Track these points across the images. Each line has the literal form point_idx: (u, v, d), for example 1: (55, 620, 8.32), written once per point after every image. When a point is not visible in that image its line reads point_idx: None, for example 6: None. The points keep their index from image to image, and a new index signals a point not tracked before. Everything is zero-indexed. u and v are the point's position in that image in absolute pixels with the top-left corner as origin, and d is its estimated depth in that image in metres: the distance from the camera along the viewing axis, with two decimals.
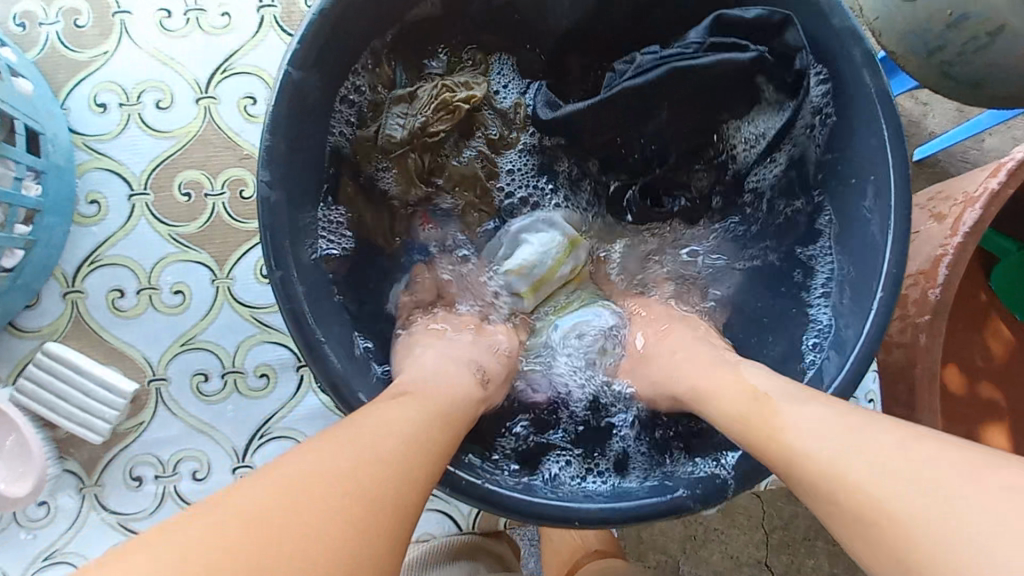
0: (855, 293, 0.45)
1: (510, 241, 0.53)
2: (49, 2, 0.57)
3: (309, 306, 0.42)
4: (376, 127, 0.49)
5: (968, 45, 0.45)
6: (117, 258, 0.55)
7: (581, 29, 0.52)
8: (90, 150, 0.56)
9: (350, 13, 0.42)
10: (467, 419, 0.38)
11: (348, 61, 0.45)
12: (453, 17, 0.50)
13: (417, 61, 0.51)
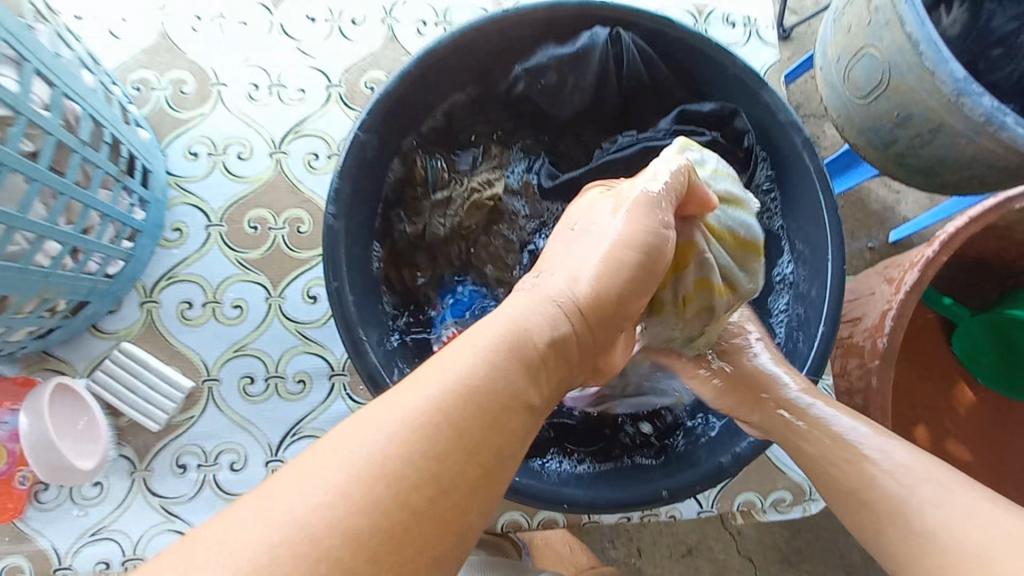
0: (805, 326, 0.57)
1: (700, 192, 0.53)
2: (161, 73, 0.71)
3: (357, 315, 0.52)
4: (423, 224, 0.63)
5: (918, 140, 0.71)
6: (190, 275, 0.67)
7: (584, 115, 0.66)
8: (180, 189, 0.68)
9: (406, 96, 0.57)
10: (504, 390, 0.36)
11: (399, 129, 0.59)
12: (480, 104, 0.65)
13: (450, 147, 0.65)
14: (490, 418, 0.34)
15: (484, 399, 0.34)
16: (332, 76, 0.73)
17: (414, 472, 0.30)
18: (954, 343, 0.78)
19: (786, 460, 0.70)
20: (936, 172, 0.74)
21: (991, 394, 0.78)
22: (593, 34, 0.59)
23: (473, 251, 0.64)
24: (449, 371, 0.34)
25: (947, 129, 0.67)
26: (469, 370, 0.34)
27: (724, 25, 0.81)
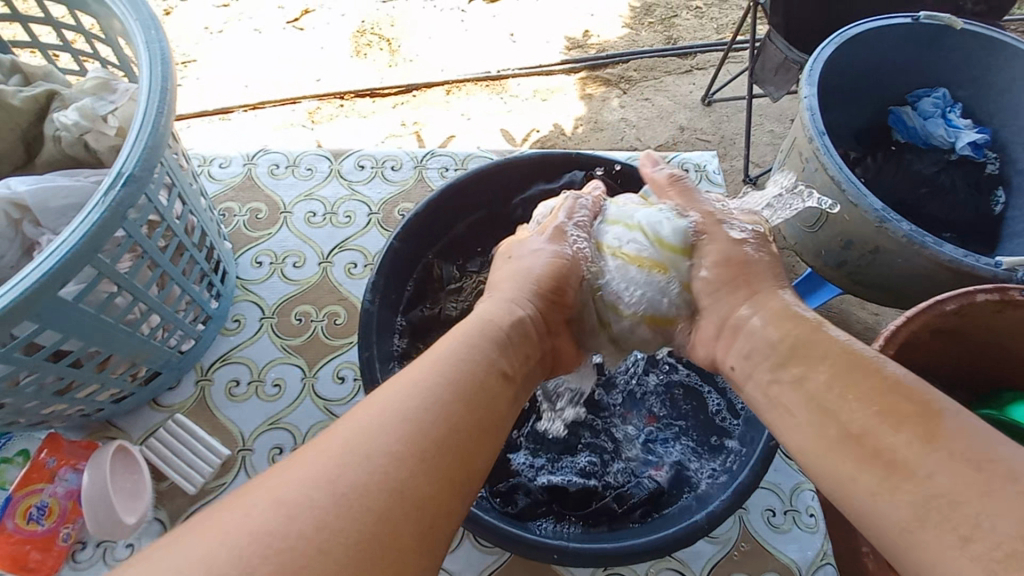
0: (753, 429, 0.71)
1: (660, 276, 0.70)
2: (243, 204, 0.92)
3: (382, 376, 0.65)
4: (438, 310, 0.79)
5: (861, 260, 1.12)
6: (243, 357, 0.80)
7: None
8: (244, 289, 0.85)
9: (429, 217, 0.76)
10: (477, 382, 0.51)
11: (426, 241, 0.77)
12: (489, 224, 0.84)
13: (463, 258, 0.83)
14: (468, 407, 0.49)
15: (470, 371, 0.51)
16: (374, 207, 0.93)
17: (434, 421, 0.46)
18: None
19: (773, 542, 0.77)
20: (886, 292, 1.14)
21: None
22: (573, 174, 0.82)
23: None
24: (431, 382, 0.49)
25: (882, 250, 1.06)
26: (460, 357, 0.53)
27: (681, 170, 1.03)
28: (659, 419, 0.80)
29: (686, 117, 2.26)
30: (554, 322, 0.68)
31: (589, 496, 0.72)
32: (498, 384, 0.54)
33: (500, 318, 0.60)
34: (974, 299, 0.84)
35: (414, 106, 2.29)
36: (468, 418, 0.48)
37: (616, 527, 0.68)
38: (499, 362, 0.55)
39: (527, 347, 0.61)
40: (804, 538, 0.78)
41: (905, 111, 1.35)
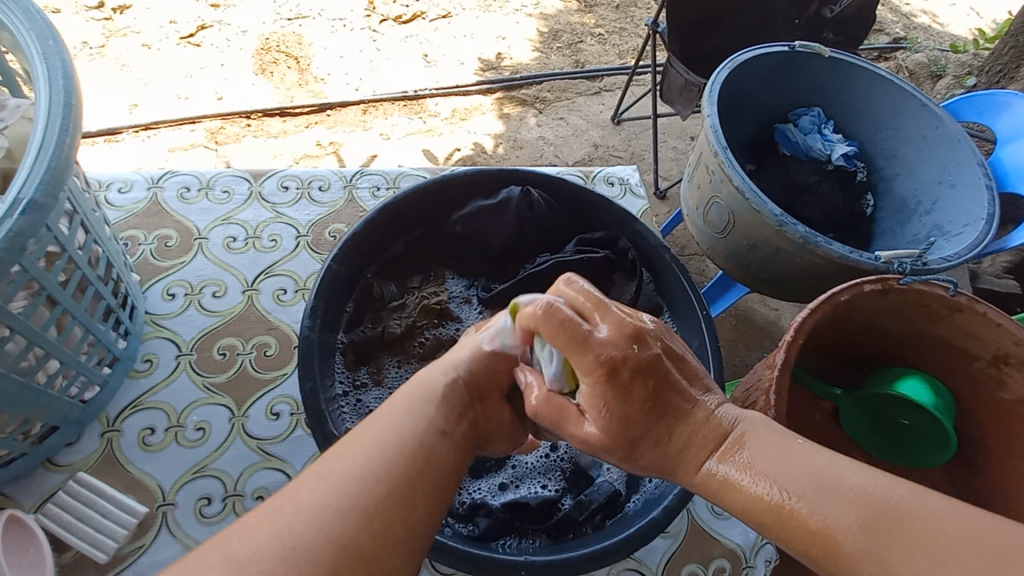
0: None
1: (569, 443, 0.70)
2: (148, 234, 1.09)
3: (323, 408, 0.65)
4: (381, 327, 0.79)
5: (766, 257, 1.24)
6: (157, 401, 0.95)
7: (508, 244, 0.86)
8: (154, 324, 1.01)
9: (363, 241, 0.76)
10: (415, 463, 0.56)
11: (361, 263, 0.77)
12: (427, 238, 0.85)
13: (403, 278, 0.84)
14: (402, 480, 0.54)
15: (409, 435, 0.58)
16: (302, 228, 1.13)
17: (371, 483, 0.52)
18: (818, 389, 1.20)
19: (718, 528, 0.85)
20: (793, 289, 1.27)
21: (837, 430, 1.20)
22: (511, 190, 0.82)
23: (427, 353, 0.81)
24: (372, 473, 0.53)
25: (782, 250, 1.18)
26: (404, 414, 0.60)
27: (606, 184, 1.09)
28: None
29: (599, 135, 2.40)
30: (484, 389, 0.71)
31: (551, 509, 0.74)
32: (434, 447, 0.59)
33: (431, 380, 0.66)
34: (861, 288, 1.02)
35: (329, 126, 2.22)
36: (404, 477, 0.54)
37: (577, 531, 0.71)
38: (432, 426, 0.60)
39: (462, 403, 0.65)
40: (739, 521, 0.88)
41: (788, 128, 1.53)
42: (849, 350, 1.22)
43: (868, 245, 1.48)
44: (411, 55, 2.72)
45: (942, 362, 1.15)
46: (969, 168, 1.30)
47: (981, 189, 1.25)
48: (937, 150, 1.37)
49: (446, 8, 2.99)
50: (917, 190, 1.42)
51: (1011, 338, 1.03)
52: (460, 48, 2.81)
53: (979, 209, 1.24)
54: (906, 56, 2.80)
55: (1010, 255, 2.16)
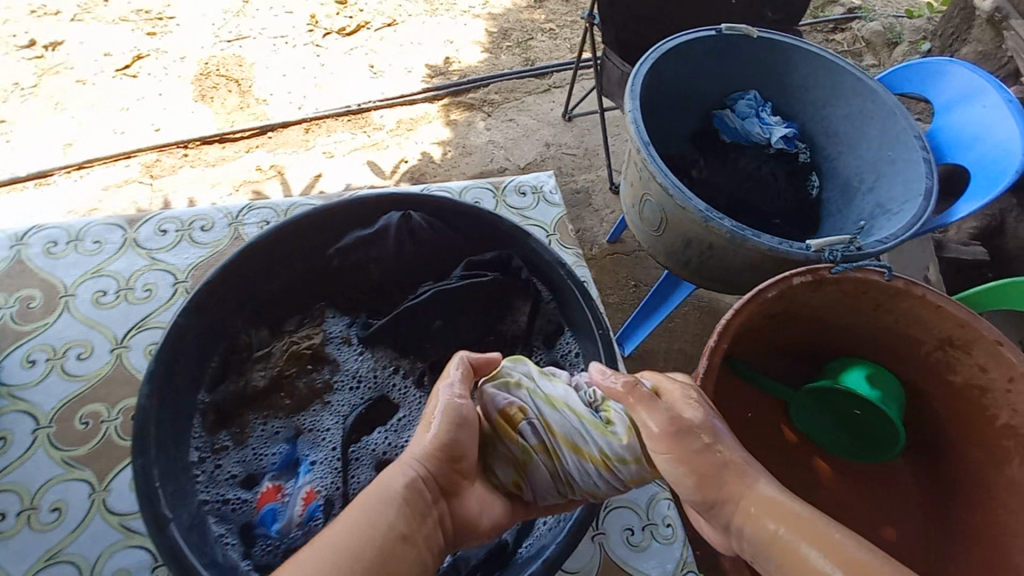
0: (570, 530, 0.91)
1: (586, 466, 0.85)
2: (12, 298, 1.24)
3: (157, 468, 0.80)
4: (248, 378, 0.95)
5: (703, 253, 1.19)
6: (10, 484, 1.05)
7: (385, 281, 1.04)
8: (11, 396, 1.13)
9: (214, 301, 0.94)
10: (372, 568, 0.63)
11: (213, 323, 0.94)
12: (296, 290, 1.04)
13: (272, 331, 1.01)
14: None
15: (370, 549, 0.64)
16: (179, 273, 1.29)
17: None
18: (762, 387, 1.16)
19: (633, 554, 1.03)
20: (732, 284, 1.23)
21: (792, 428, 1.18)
22: (389, 216, 1.01)
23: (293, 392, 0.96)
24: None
25: (715, 246, 1.14)
26: (370, 522, 0.67)
27: (518, 194, 1.03)
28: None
29: (551, 134, 2.34)
30: (448, 480, 0.77)
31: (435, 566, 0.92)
32: (397, 552, 0.66)
33: (391, 482, 0.71)
34: (791, 282, 0.98)
35: (271, 148, 2.15)
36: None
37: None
38: (394, 532, 0.67)
39: (426, 504, 0.72)
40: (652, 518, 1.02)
41: (725, 114, 1.48)
42: (799, 347, 1.18)
43: (816, 227, 1.41)
44: (355, 66, 2.65)
45: (889, 349, 1.12)
46: (907, 142, 1.25)
47: (920, 162, 1.21)
48: (876, 126, 1.32)
49: (391, 17, 2.93)
50: (859, 168, 1.37)
51: (951, 321, 1.01)
52: (404, 55, 2.74)
53: (918, 184, 1.19)
54: (861, 25, 2.73)
55: (974, 220, 2.14)
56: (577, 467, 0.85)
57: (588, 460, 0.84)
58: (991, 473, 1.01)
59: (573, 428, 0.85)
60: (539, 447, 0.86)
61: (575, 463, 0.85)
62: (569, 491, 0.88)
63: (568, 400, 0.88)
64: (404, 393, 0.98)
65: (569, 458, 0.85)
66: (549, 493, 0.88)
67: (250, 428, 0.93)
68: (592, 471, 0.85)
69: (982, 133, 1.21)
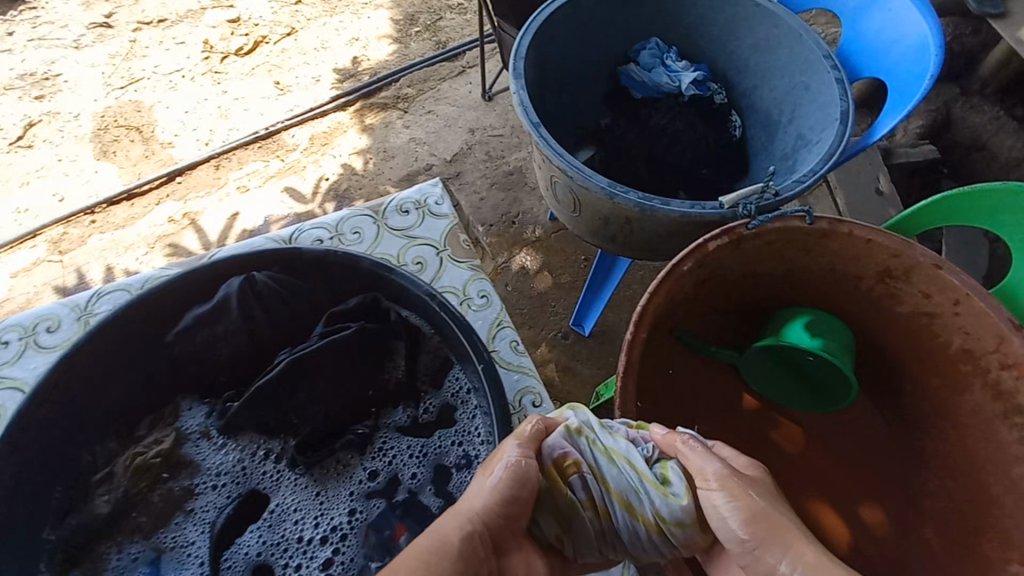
0: None
1: (641, 531, 0.72)
2: None
3: None
4: (98, 498, 0.87)
5: (622, 228, 1.11)
6: None
7: (244, 354, 0.96)
8: None
9: (42, 424, 0.85)
10: None
11: (47, 449, 0.85)
12: (147, 384, 0.96)
13: (125, 438, 0.93)
14: None
15: None
16: (23, 387, 1.07)
17: None
18: (702, 354, 1.12)
19: None
20: (655, 252, 1.17)
21: (753, 389, 1.14)
22: (228, 285, 0.92)
23: (154, 506, 0.89)
24: None
25: (630, 218, 1.06)
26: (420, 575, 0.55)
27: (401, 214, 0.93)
28: (401, 520, 0.89)
29: (474, 117, 2.22)
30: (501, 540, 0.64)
31: None
32: None
33: (446, 531, 0.60)
34: (705, 249, 0.91)
35: (182, 196, 2.04)
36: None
37: None
38: None
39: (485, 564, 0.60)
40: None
41: (630, 69, 1.37)
42: (737, 307, 1.12)
43: (746, 171, 1.34)
44: (259, 86, 2.49)
45: (829, 293, 1.06)
46: (818, 64, 1.16)
47: (832, 84, 1.11)
48: (783, 51, 1.23)
49: (289, 24, 2.72)
50: (776, 99, 1.28)
51: (885, 253, 0.93)
52: (309, 62, 2.57)
53: (834, 108, 1.10)
54: None
55: (919, 119, 2.06)
56: (630, 532, 0.72)
57: (644, 525, 0.72)
58: (951, 402, 0.98)
59: (627, 487, 0.73)
60: (590, 506, 0.73)
61: (626, 526, 0.72)
62: (615, 553, 0.75)
63: (628, 454, 0.76)
64: (278, 480, 0.93)
65: (622, 519, 0.72)
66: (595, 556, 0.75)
67: (108, 557, 0.86)
68: (647, 533, 0.72)
69: (893, 38, 1.13)
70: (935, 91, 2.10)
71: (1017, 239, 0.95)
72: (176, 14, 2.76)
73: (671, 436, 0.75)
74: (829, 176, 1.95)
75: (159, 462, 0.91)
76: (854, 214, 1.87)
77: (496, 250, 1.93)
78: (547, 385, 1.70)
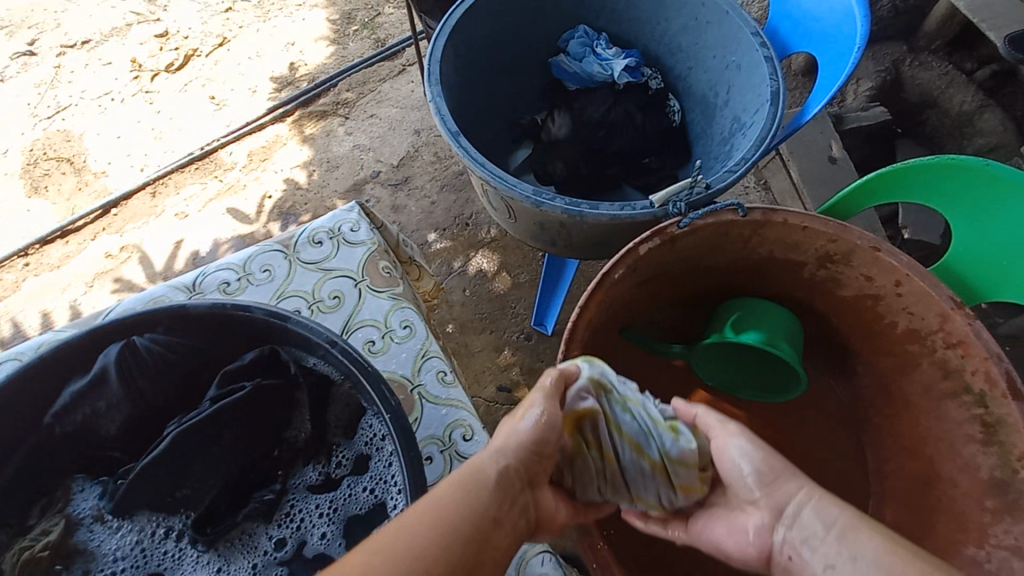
0: None
1: (646, 475, 0.69)
2: None
3: None
4: None
5: (558, 233, 1.07)
6: None
7: None
8: None
9: None
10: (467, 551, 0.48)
11: None
12: None
13: None
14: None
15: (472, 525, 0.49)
16: None
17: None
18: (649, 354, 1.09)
19: None
20: (595, 253, 1.13)
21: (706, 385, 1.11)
22: None
23: None
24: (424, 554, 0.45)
25: (563, 223, 1.01)
26: (460, 503, 0.50)
27: (313, 245, 0.88)
28: None
29: (419, 118, 2.14)
30: (535, 474, 0.59)
31: None
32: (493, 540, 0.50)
33: (483, 476, 0.54)
34: (637, 253, 0.86)
35: (119, 229, 1.95)
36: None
37: None
38: (487, 521, 0.51)
39: (524, 494, 0.56)
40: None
41: (560, 60, 1.32)
42: (682, 304, 1.09)
43: (689, 155, 1.30)
44: (193, 103, 2.37)
45: (771, 282, 1.03)
46: (746, 41, 1.11)
47: (762, 63, 1.07)
48: (711, 30, 1.18)
49: (220, 34, 2.59)
50: (711, 81, 1.23)
51: (823, 238, 0.88)
52: (244, 73, 2.46)
53: (764, 88, 1.06)
54: None
55: (869, 81, 2.02)
56: (634, 477, 0.69)
57: (650, 471, 0.69)
58: (901, 383, 0.96)
59: (645, 431, 0.69)
60: (602, 449, 0.68)
61: (636, 468, 0.68)
62: (615, 498, 0.71)
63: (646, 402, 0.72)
64: (179, 557, 0.65)
65: (634, 461, 0.68)
66: (594, 497, 0.70)
67: None
68: (655, 476, 0.69)
69: (819, 13, 1.09)
70: (883, 51, 2.07)
71: (959, 212, 0.93)
72: (100, 34, 2.61)
73: (687, 405, 0.75)
74: (782, 148, 1.92)
75: (49, 555, 0.64)
76: (809, 184, 1.84)
77: (450, 255, 1.88)
78: (512, 391, 1.66)
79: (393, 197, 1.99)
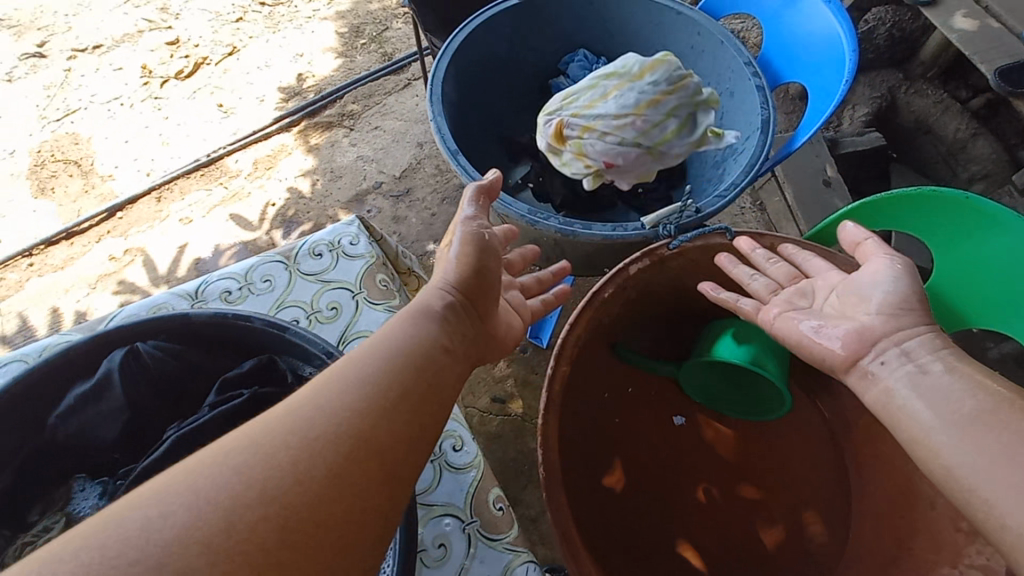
0: None
1: (638, 105, 1.10)
2: None
3: None
4: None
5: (552, 250, 1.10)
6: None
7: None
8: None
9: None
10: (420, 365, 0.55)
11: None
12: None
13: None
14: (426, 394, 0.53)
15: (418, 346, 0.56)
16: None
17: (376, 395, 0.49)
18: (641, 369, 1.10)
19: None
20: (590, 270, 1.16)
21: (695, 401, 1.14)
22: None
23: None
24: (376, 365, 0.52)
25: (557, 242, 1.05)
26: (408, 329, 0.58)
27: (313, 257, 0.91)
28: None
29: (422, 131, 2.19)
30: (480, 307, 0.69)
31: None
32: (442, 361, 0.57)
33: (430, 303, 0.63)
34: (627, 273, 0.89)
35: (124, 231, 1.98)
36: (417, 387, 0.52)
37: None
38: (433, 339, 0.58)
39: (465, 321, 0.65)
40: (491, 556, 0.74)
41: (560, 83, 1.35)
42: (672, 322, 1.11)
43: (683, 178, 1.33)
44: (200, 110, 2.42)
45: None
46: (739, 70, 1.15)
47: (754, 92, 1.11)
48: (707, 58, 1.22)
49: (230, 43, 2.64)
50: None
51: None
52: (252, 82, 2.51)
53: (755, 117, 1.10)
54: None
55: (864, 107, 2.05)
56: (626, 111, 1.11)
57: (639, 105, 1.10)
58: None
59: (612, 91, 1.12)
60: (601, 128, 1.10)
61: (619, 104, 1.11)
62: (641, 145, 1.11)
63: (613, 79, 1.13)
64: None
65: (615, 106, 1.10)
66: (622, 157, 1.12)
67: None
68: (636, 101, 1.10)
69: (810, 46, 1.13)
70: (879, 78, 2.11)
71: (937, 241, 0.96)
72: (111, 40, 2.66)
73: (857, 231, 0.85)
74: (777, 170, 1.96)
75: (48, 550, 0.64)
76: (802, 207, 1.87)
77: None
78: (507, 402, 1.67)
79: (394, 208, 2.03)
